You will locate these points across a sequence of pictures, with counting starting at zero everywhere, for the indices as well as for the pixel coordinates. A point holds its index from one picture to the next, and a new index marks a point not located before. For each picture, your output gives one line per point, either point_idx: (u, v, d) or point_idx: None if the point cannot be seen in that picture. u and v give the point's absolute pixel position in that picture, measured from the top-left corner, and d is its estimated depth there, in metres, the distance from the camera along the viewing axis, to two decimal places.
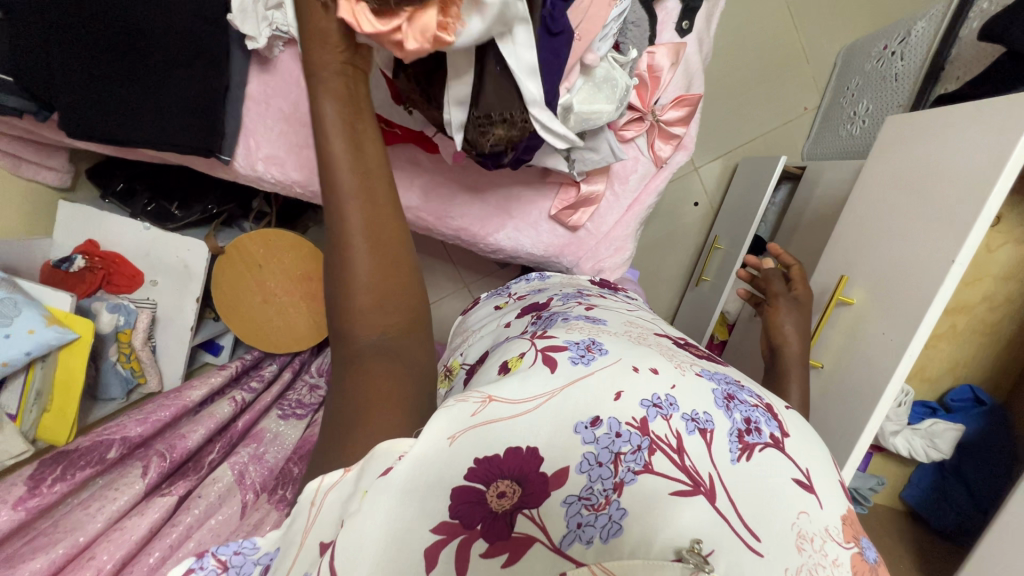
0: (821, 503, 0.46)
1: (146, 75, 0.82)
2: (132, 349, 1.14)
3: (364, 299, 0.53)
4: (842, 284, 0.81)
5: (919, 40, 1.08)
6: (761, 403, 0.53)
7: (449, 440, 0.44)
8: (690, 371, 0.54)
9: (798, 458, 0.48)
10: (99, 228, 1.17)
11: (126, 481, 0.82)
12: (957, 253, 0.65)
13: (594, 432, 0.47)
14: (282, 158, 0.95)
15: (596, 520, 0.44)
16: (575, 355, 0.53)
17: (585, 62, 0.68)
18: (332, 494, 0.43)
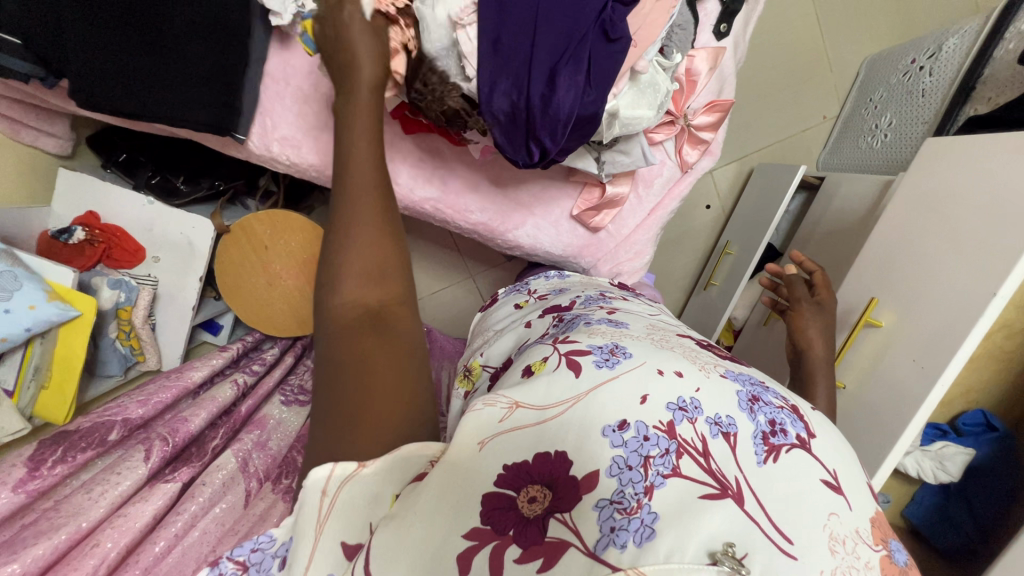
0: (851, 504, 0.44)
1: (162, 46, 0.79)
2: (132, 326, 1.11)
3: (354, 285, 0.51)
4: (871, 306, 0.81)
5: (951, 57, 1.08)
6: (787, 404, 0.52)
7: (478, 444, 0.46)
8: (714, 375, 0.53)
9: (825, 458, 0.47)
10: (100, 200, 1.13)
11: (129, 465, 0.80)
12: (1001, 285, 0.65)
13: (622, 436, 0.46)
14: (299, 141, 0.92)
15: (629, 524, 0.41)
16: (599, 359, 0.53)
17: (636, 68, 0.66)
18: (348, 488, 0.43)
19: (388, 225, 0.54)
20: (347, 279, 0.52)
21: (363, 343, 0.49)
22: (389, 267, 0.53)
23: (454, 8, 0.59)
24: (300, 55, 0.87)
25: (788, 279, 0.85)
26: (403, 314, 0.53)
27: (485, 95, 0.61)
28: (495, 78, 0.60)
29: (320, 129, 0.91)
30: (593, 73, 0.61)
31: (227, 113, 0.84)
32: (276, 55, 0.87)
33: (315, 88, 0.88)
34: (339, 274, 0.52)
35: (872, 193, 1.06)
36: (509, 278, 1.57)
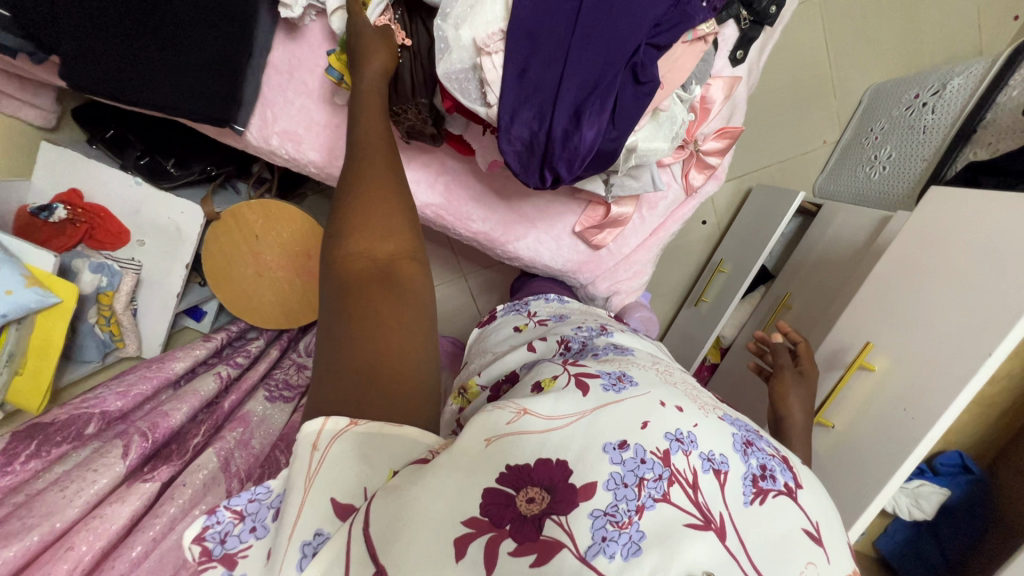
0: (829, 557, 0.45)
1: (162, 31, 0.75)
2: (112, 312, 1.08)
3: (355, 241, 0.54)
4: (866, 350, 0.83)
5: (955, 94, 1.10)
6: (778, 453, 0.52)
7: (485, 441, 0.44)
8: (713, 416, 0.52)
9: (809, 509, 0.47)
10: (85, 178, 1.09)
11: (106, 461, 0.77)
12: (996, 345, 0.67)
13: (622, 454, 0.45)
14: (300, 135, 0.89)
15: (618, 537, 0.41)
16: (607, 382, 0.52)
17: (659, 104, 0.66)
18: (337, 445, 0.42)
19: (389, 186, 0.58)
20: (348, 236, 0.54)
21: (366, 292, 0.51)
22: (389, 223, 0.56)
23: (481, 33, 0.58)
24: (307, 48, 0.84)
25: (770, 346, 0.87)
26: (406, 268, 0.54)
27: (505, 122, 0.59)
28: (517, 105, 0.59)
29: (322, 125, 0.88)
30: (617, 112, 0.61)
31: (228, 105, 0.81)
32: (281, 46, 0.84)
33: (320, 83, 0.86)
34: (341, 234, 0.55)
35: (868, 227, 1.08)
36: (501, 281, 1.56)
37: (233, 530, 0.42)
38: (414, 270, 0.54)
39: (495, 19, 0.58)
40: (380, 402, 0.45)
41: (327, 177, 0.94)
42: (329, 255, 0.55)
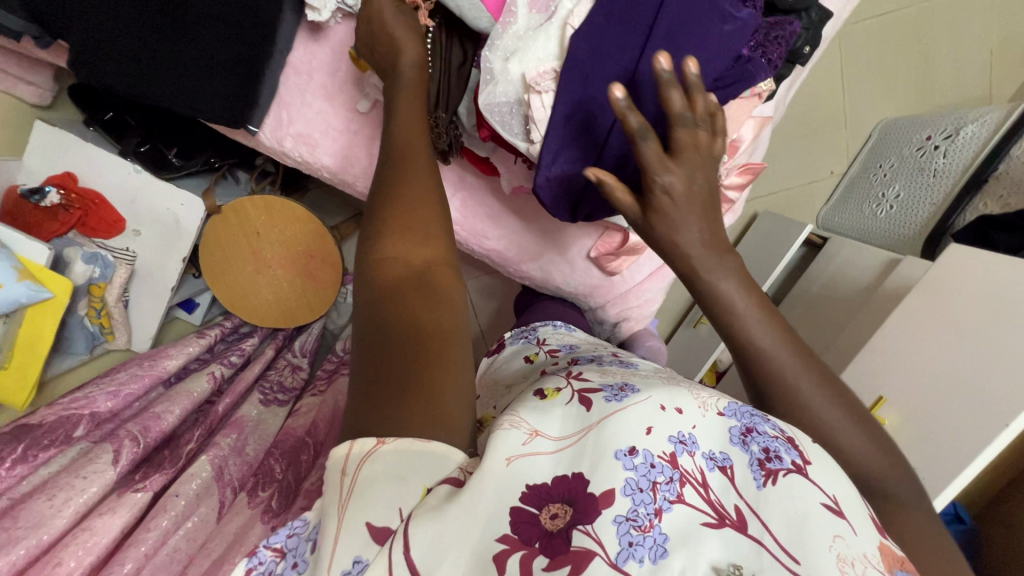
0: (855, 528, 0.41)
1: (178, 27, 0.72)
2: (104, 303, 1.04)
3: (394, 247, 0.53)
4: (878, 404, 0.85)
5: (969, 141, 1.11)
6: (782, 433, 0.47)
7: (505, 461, 0.42)
8: (711, 410, 0.48)
9: (825, 484, 0.43)
10: (79, 162, 1.04)
11: (96, 468, 0.74)
12: (1014, 418, 0.71)
13: (633, 460, 0.43)
14: (315, 139, 0.86)
15: (643, 541, 0.39)
16: (609, 394, 0.49)
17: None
18: (367, 468, 0.41)
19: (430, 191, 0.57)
20: (385, 240, 0.54)
21: (404, 298, 0.50)
22: (427, 228, 0.55)
23: (532, 71, 0.63)
24: (329, 49, 0.80)
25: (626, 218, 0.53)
26: (443, 274, 0.53)
27: (547, 160, 0.64)
28: (561, 125, 0.63)
29: (339, 130, 0.85)
30: None
31: (243, 105, 0.77)
32: (303, 46, 0.80)
33: (341, 86, 0.82)
34: (378, 237, 0.54)
35: (875, 268, 1.09)
36: (502, 289, 1.54)
37: (277, 569, 0.41)
38: (449, 278, 0.53)
39: (548, 57, 0.64)
40: (418, 414, 0.43)
41: (340, 184, 0.91)
42: (365, 258, 0.54)
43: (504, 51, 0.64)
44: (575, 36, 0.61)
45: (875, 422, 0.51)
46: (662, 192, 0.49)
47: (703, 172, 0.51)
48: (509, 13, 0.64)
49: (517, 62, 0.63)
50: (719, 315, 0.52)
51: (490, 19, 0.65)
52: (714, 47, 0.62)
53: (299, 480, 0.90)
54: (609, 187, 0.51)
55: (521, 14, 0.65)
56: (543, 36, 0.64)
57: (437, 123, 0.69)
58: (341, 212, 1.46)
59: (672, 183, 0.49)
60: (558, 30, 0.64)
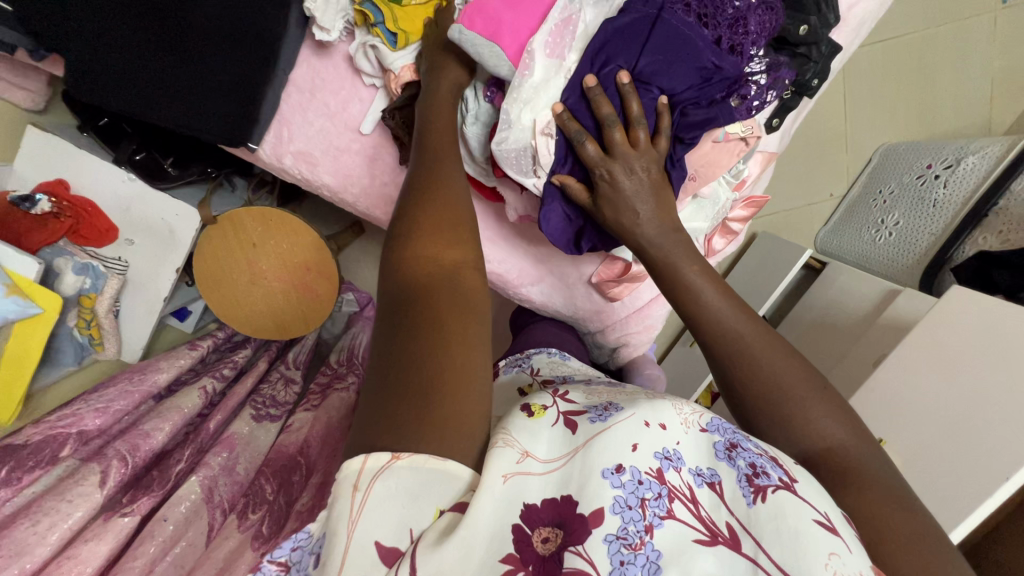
0: (849, 546, 0.40)
1: (179, 44, 0.70)
2: (94, 315, 1.02)
3: (427, 247, 0.51)
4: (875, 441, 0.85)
5: (968, 173, 1.12)
6: (766, 452, 0.48)
7: (503, 478, 0.42)
8: (694, 427, 0.49)
9: (814, 501, 0.43)
10: (73, 170, 1.01)
11: (82, 491, 0.72)
12: (1014, 472, 0.71)
13: (620, 477, 0.42)
14: (315, 157, 0.84)
15: (636, 559, 0.38)
16: (594, 414, 0.50)
17: (699, 192, 0.76)
18: (380, 484, 0.39)
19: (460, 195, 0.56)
20: (415, 238, 0.52)
21: (435, 295, 0.48)
22: (455, 230, 0.53)
23: (542, 120, 0.65)
24: (334, 68, 0.79)
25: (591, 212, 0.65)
26: (469, 278, 0.51)
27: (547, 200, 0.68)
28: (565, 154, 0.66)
29: (340, 149, 0.83)
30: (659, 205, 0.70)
31: (242, 124, 0.76)
32: (306, 63, 0.79)
33: (344, 107, 0.81)
34: (406, 234, 0.53)
35: (874, 298, 1.09)
36: (499, 303, 1.53)
37: None
38: (476, 283, 0.51)
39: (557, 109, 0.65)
40: (438, 423, 0.41)
41: (339, 202, 0.90)
42: (392, 254, 0.52)
43: (520, 100, 0.65)
44: (570, 78, 0.64)
45: (828, 390, 0.55)
46: (603, 180, 0.62)
47: (644, 164, 0.62)
48: (526, 65, 0.64)
49: (529, 111, 0.65)
50: (682, 299, 0.60)
51: (509, 68, 0.64)
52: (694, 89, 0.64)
53: (290, 504, 0.87)
54: (572, 187, 0.65)
55: (538, 64, 0.64)
56: (554, 85, 0.65)
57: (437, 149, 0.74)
58: (337, 221, 1.47)
59: (610, 173, 0.61)
60: (565, 75, 0.65)
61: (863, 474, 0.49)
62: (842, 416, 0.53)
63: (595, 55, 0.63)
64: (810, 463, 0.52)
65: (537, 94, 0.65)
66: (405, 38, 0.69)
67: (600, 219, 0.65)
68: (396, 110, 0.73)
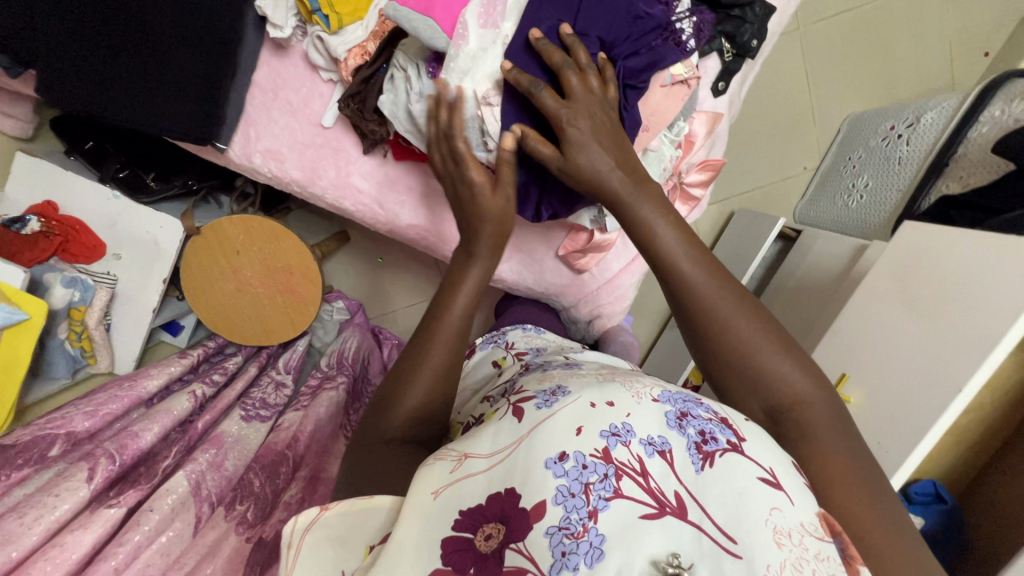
0: (793, 499, 0.41)
1: (142, 52, 0.75)
2: (84, 327, 1.05)
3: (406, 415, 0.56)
4: (842, 381, 0.86)
5: (929, 127, 1.13)
6: (716, 414, 0.47)
7: (432, 494, 0.43)
8: (645, 398, 0.46)
9: (760, 458, 0.43)
10: (61, 190, 1.07)
11: (70, 486, 0.74)
12: (965, 382, 0.71)
13: (564, 465, 0.41)
14: (283, 154, 0.87)
15: (579, 548, 0.37)
16: (541, 399, 0.48)
17: (649, 146, 0.78)
18: (311, 535, 0.45)
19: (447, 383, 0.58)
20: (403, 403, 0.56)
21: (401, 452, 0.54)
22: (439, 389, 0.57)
23: (482, 87, 0.69)
24: (293, 68, 0.84)
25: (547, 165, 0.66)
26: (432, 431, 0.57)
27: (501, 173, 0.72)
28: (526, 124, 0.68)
29: (306, 144, 0.87)
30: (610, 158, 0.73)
31: (209, 124, 0.80)
32: (267, 64, 0.84)
33: (305, 103, 0.85)
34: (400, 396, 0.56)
35: (845, 256, 1.10)
36: (484, 300, 1.55)
37: None
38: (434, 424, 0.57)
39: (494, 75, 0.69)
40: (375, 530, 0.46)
41: (310, 197, 0.93)
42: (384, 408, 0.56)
43: (461, 72, 0.69)
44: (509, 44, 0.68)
45: (792, 344, 0.56)
46: (567, 125, 0.62)
47: (600, 109, 0.63)
48: (460, 36, 0.69)
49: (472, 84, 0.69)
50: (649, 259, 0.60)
51: (444, 39, 0.67)
52: (633, 39, 0.69)
53: (276, 492, 0.93)
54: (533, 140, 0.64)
55: (472, 36, 0.69)
56: (490, 54, 0.69)
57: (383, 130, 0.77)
58: (322, 229, 1.52)
59: (574, 117, 0.62)
60: (500, 43, 0.70)
61: (820, 428, 0.51)
62: (807, 370, 0.55)
63: (531, 22, 0.68)
64: (775, 414, 0.53)
65: (477, 64, 0.69)
66: (337, 19, 0.72)
67: (572, 171, 0.63)
68: (350, 97, 0.76)
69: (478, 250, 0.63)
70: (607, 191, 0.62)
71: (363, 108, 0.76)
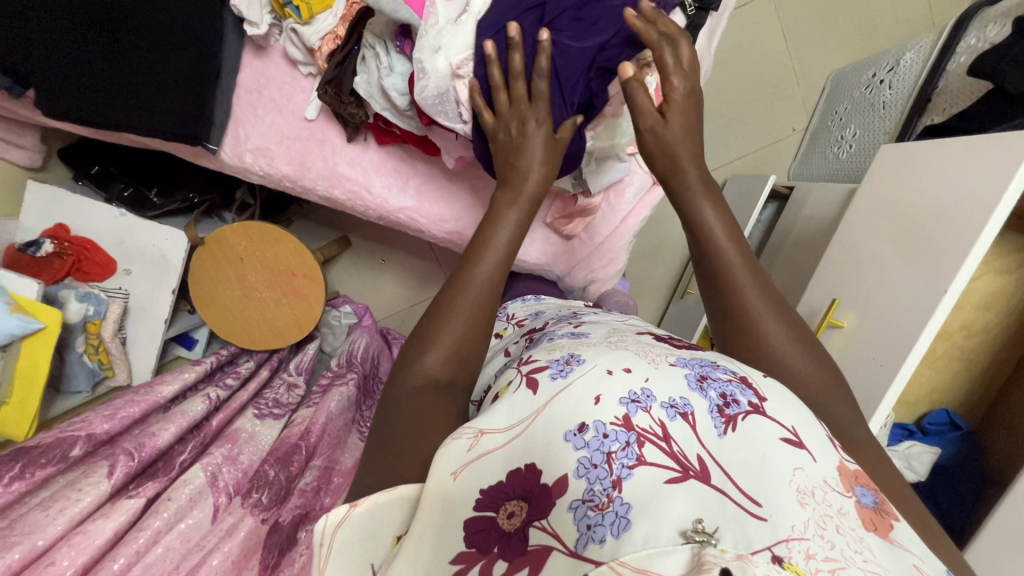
0: (815, 456, 0.41)
1: (125, 58, 0.79)
2: (101, 340, 1.10)
3: (436, 364, 0.53)
4: (833, 308, 0.85)
5: (908, 69, 1.12)
6: (735, 375, 0.47)
7: (453, 476, 0.42)
8: (663, 363, 0.46)
9: (781, 417, 0.43)
10: (70, 212, 1.12)
11: (91, 480, 0.78)
12: (950, 282, 0.70)
13: (584, 437, 0.41)
14: (272, 150, 0.91)
15: (604, 519, 0.37)
16: (555, 370, 0.47)
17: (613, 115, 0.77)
18: (341, 533, 0.42)
19: (483, 326, 0.56)
20: (432, 353, 0.53)
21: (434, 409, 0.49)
22: (473, 337, 0.55)
23: (456, 61, 0.68)
24: (274, 66, 0.88)
25: (634, 119, 0.66)
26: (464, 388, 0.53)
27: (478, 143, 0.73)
28: (581, 74, 0.67)
29: (292, 138, 0.90)
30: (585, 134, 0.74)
31: (197, 122, 0.84)
32: (249, 65, 0.88)
33: (288, 98, 0.89)
34: (426, 347, 0.53)
35: (838, 202, 1.09)
36: None
37: None
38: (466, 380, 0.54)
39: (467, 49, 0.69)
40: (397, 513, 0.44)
41: (302, 191, 0.96)
42: (410, 360, 0.53)
43: (434, 45, 0.69)
44: (482, 21, 0.69)
45: (817, 347, 0.55)
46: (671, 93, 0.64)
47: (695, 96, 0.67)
48: (429, 13, 0.69)
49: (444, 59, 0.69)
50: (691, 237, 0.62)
51: (414, 15, 0.68)
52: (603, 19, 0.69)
53: (291, 479, 0.93)
54: (633, 88, 0.65)
55: (440, 11, 0.70)
56: (461, 29, 0.69)
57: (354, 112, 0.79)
58: (324, 235, 1.56)
59: (675, 91, 0.65)
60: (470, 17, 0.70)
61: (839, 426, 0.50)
62: (837, 389, 0.53)
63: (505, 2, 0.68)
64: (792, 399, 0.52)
65: (450, 38, 0.69)
66: (307, 8, 0.76)
67: (662, 134, 0.65)
68: (327, 83, 0.80)
69: (527, 190, 0.63)
70: (679, 170, 0.64)
71: (340, 92, 0.80)
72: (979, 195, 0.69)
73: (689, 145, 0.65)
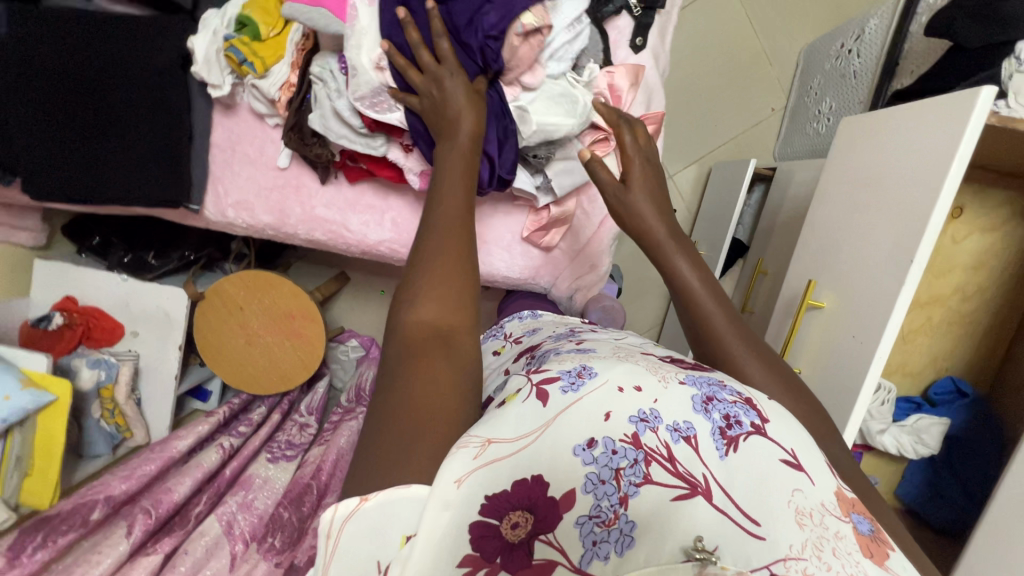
0: (813, 479, 0.40)
1: (103, 136, 0.84)
2: (115, 403, 1.14)
3: (428, 312, 0.47)
4: (811, 288, 0.84)
5: (873, 37, 1.10)
6: (741, 396, 0.45)
7: (455, 485, 0.37)
8: (672, 380, 0.45)
9: (782, 438, 0.42)
10: (76, 285, 1.17)
11: (111, 542, 0.83)
12: (916, 250, 0.68)
13: (593, 452, 0.40)
14: (251, 203, 0.94)
15: (609, 536, 0.38)
16: (567, 381, 0.43)
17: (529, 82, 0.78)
18: (350, 525, 0.38)
19: (468, 260, 0.52)
20: (422, 303, 0.47)
21: (436, 368, 0.44)
22: (460, 283, 0.49)
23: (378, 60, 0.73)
24: (242, 121, 0.91)
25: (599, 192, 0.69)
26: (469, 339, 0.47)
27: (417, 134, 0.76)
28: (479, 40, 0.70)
29: (269, 188, 0.93)
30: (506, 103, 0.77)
31: (176, 186, 0.88)
32: (220, 124, 0.91)
33: (261, 151, 0.92)
34: (414, 299, 0.48)
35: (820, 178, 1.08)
36: None
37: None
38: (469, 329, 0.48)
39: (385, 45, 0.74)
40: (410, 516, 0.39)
41: (285, 237, 0.99)
42: (397, 319, 0.48)
43: (358, 47, 0.74)
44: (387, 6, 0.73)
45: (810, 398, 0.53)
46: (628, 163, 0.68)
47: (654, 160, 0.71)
48: (352, 15, 0.74)
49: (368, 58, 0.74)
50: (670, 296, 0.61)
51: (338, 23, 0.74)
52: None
53: (303, 520, 0.96)
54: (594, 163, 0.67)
55: (364, 13, 0.74)
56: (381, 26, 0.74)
57: (308, 144, 0.84)
58: (323, 274, 1.60)
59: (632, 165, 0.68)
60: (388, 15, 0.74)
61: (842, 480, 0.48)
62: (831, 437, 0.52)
63: None
64: None
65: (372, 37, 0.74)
66: (260, 61, 0.80)
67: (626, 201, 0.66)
68: (291, 130, 0.84)
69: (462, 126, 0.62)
70: (648, 232, 0.64)
71: (303, 136, 0.84)
72: (939, 149, 0.67)
73: (652, 205, 0.66)
